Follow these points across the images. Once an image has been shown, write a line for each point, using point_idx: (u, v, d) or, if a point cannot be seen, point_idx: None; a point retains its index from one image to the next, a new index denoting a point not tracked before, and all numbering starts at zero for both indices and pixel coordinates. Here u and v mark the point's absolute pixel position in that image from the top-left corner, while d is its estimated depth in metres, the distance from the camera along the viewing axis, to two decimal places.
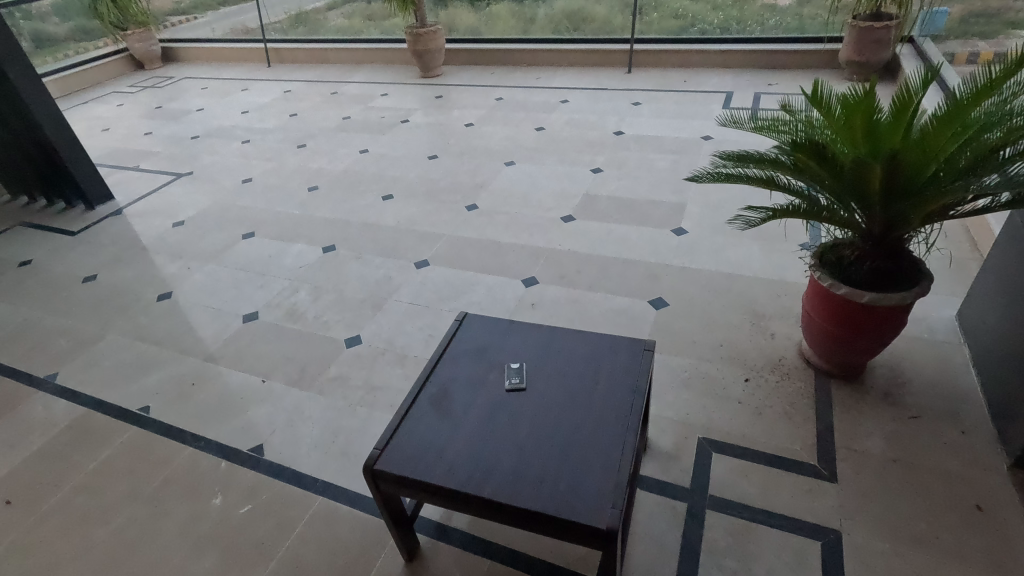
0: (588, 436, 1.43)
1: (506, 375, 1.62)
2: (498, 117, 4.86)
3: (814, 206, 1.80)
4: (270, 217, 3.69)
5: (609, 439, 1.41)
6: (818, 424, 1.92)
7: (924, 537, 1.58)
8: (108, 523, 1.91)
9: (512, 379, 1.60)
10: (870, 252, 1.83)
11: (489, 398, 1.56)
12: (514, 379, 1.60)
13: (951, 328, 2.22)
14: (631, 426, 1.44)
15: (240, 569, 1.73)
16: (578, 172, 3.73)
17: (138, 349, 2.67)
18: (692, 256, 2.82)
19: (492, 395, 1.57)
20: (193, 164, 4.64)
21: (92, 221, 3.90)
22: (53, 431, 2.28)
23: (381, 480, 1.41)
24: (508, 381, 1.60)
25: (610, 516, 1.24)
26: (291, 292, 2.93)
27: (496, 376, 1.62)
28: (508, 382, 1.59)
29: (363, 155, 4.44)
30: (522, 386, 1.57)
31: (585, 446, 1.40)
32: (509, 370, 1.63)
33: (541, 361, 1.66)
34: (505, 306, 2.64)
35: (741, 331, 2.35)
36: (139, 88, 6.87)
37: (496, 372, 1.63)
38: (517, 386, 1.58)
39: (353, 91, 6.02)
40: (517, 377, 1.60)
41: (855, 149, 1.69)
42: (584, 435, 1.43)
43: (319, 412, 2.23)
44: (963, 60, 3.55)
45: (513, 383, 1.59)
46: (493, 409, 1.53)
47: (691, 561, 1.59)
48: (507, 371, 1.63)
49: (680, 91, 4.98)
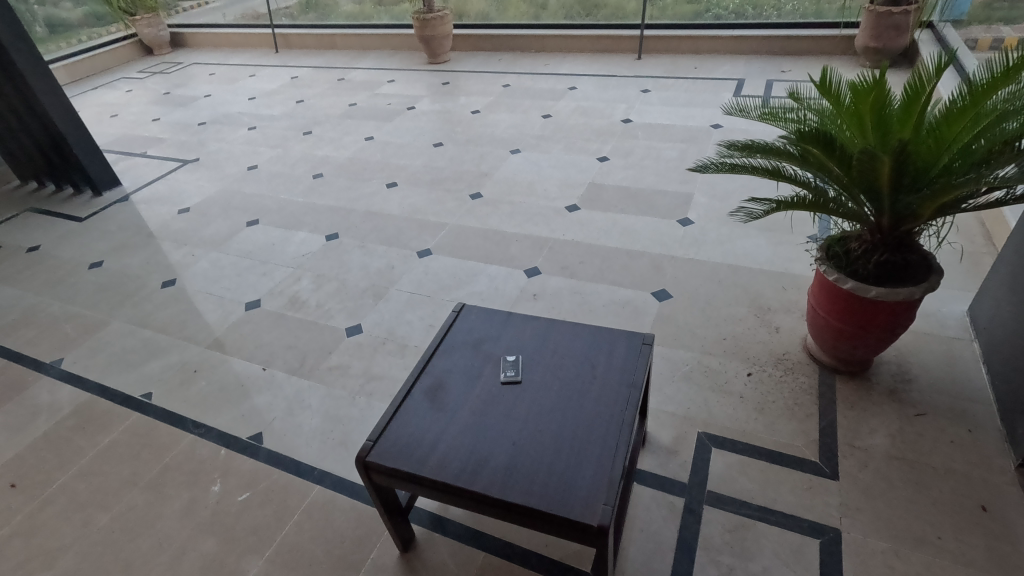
0: (583, 431, 1.41)
1: (502, 366, 1.60)
2: (505, 104, 4.80)
3: (821, 197, 1.75)
4: (275, 205, 3.69)
5: (603, 434, 1.40)
6: (821, 421, 1.89)
7: (925, 538, 1.55)
8: (108, 508, 1.93)
9: (508, 371, 1.59)
10: (879, 246, 1.78)
11: (485, 390, 1.54)
12: (510, 371, 1.58)
13: (962, 324, 2.17)
14: (626, 422, 1.41)
15: (237, 555, 1.74)
16: (584, 161, 3.68)
17: (142, 336, 2.69)
18: (697, 247, 2.78)
19: (487, 387, 1.55)
20: (199, 151, 4.64)
21: (99, 207, 3.92)
22: (57, 416, 2.31)
23: (373, 471, 1.40)
24: (505, 373, 1.59)
25: (602, 514, 1.22)
26: (294, 281, 2.93)
27: (493, 369, 1.61)
28: (503, 374, 1.58)
29: (369, 142, 4.42)
30: (518, 378, 1.56)
31: (578, 440, 1.39)
32: (506, 362, 1.61)
33: (538, 353, 1.64)
34: (507, 297, 2.62)
35: (745, 324, 2.31)
36: (148, 74, 6.89)
37: (491, 365, 1.62)
38: (513, 378, 1.57)
39: (361, 78, 5.99)
40: (513, 369, 1.59)
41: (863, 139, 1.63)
42: (579, 429, 1.41)
43: (319, 400, 2.23)
44: (985, 46, 3.43)
45: (509, 376, 1.57)
46: (488, 401, 1.51)
47: (687, 557, 1.57)
48: (504, 363, 1.61)
49: (690, 78, 4.89)
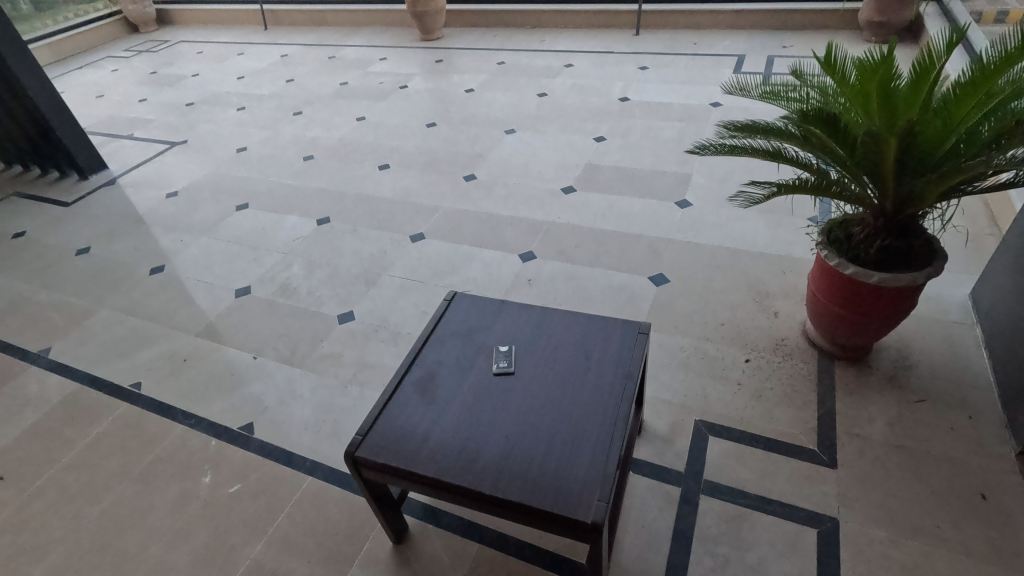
0: (577, 424, 1.38)
1: (494, 357, 1.56)
2: (500, 83, 4.69)
3: (823, 179, 1.68)
4: (265, 189, 3.61)
5: (598, 427, 1.36)
6: (820, 408, 1.86)
7: (924, 528, 1.53)
8: (99, 501, 1.90)
9: (500, 362, 1.55)
10: (881, 230, 1.73)
11: (477, 383, 1.51)
12: (502, 362, 1.55)
13: (964, 308, 2.13)
14: (622, 415, 1.38)
15: (228, 549, 1.73)
16: (580, 142, 3.60)
17: (131, 325, 2.64)
18: (695, 230, 2.72)
19: (479, 379, 1.52)
20: (188, 133, 4.54)
21: (85, 191, 3.84)
22: (46, 407, 2.27)
23: (363, 466, 1.37)
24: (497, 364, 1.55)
25: (596, 510, 1.19)
26: (285, 267, 2.88)
27: (485, 360, 1.57)
28: (495, 365, 1.54)
29: (361, 123, 4.32)
30: (511, 370, 1.52)
31: (573, 434, 1.36)
32: (498, 353, 1.57)
33: (532, 343, 1.60)
34: (501, 283, 2.57)
35: (743, 309, 2.27)
36: (134, 53, 6.71)
37: (483, 356, 1.58)
38: (505, 369, 1.53)
39: (352, 56, 5.84)
40: (505, 360, 1.55)
41: (869, 120, 1.57)
42: (573, 422, 1.38)
43: (310, 390, 2.20)
44: (993, 20, 3.34)
45: (501, 367, 1.53)
46: (480, 393, 1.48)
47: (682, 547, 1.56)
48: (496, 354, 1.57)
49: (689, 55, 4.77)
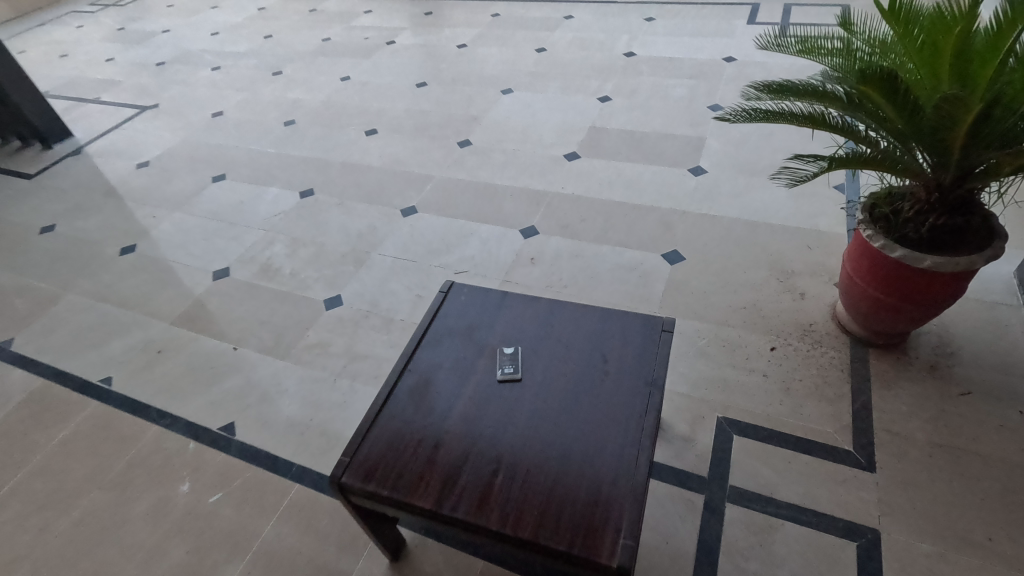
0: (595, 441, 1.20)
1: (498, 360, 1.37)
2: (495, 37, 4.34)
3: (876, 152, 1.46)
4: (243, 157, 3.34)
5: (619, 445, 1.19)
6: (854, 403, 1.70)
7: (973, 539, 1.39)
8: (68, 512, 1.75)
9: (505, 367, 1.36)
10: (934, 207, 1.52)
11: (479, 392, 1.32)
12: (507, 367, 1.36)
13: (1009, 287, 1.95)
14: (646, 430, 1.20)
15: (210, 566, 1.58)
16: (583, 102, 3.32)
17: (100, 311, 2.43)
18: (711, 200, 2.49)
19: (481, 387, 1.33)
20: (159, 96, 4.21)
21: (49, 162, 3.55)
22: (9, 405, 2.09)
23: (350, 493, 1.19)
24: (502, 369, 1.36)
25: (621, 550, 1.02)
26: (266, 245, 2.65)
27: (488, 363, 1.38)
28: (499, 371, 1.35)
29: (345, 83, 4.00)
30: (517, 375, 1.34)
31: (591, 454, 1.18)
32: (502, 355, 1.38)
33: (540, 342, 1.41)
34: (501, 263, 2.36)
35: (766, 290, 2.07)
36: (100, 7, 6.23)
37: (485, 359, 1.39)
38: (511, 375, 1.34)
39: (335, 8, 5.42)
40: (511, 363, 1.36)
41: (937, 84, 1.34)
42: (590, 438, 1.20)
43: (296, 384, 2.02)
44: None
45: (506, 373, 1.35)
46: (482, 404, 1.29)
47: (708, 564, 1.41)
48: (500, 357, 1.38)
49: (699, 4, 4.41)
